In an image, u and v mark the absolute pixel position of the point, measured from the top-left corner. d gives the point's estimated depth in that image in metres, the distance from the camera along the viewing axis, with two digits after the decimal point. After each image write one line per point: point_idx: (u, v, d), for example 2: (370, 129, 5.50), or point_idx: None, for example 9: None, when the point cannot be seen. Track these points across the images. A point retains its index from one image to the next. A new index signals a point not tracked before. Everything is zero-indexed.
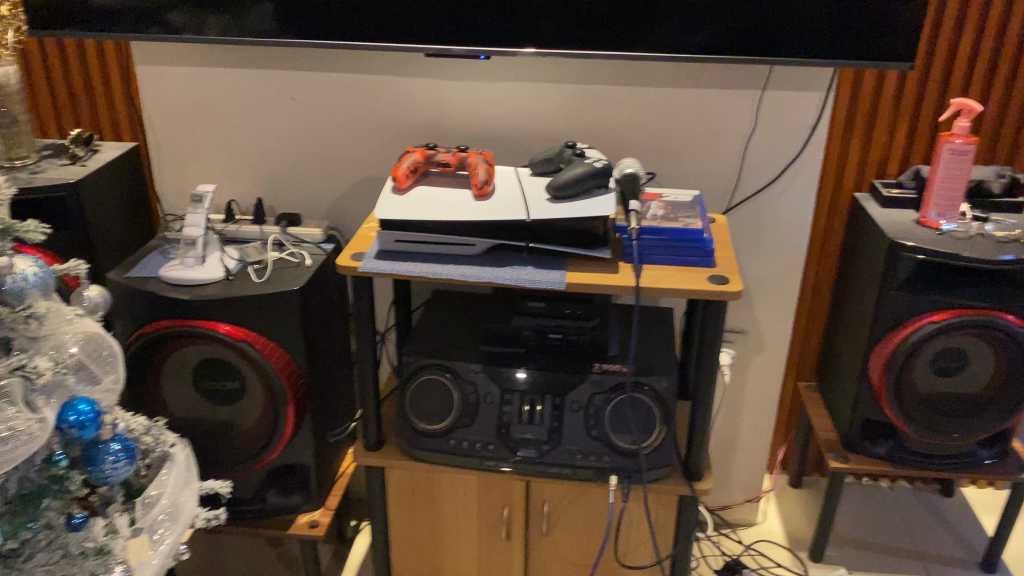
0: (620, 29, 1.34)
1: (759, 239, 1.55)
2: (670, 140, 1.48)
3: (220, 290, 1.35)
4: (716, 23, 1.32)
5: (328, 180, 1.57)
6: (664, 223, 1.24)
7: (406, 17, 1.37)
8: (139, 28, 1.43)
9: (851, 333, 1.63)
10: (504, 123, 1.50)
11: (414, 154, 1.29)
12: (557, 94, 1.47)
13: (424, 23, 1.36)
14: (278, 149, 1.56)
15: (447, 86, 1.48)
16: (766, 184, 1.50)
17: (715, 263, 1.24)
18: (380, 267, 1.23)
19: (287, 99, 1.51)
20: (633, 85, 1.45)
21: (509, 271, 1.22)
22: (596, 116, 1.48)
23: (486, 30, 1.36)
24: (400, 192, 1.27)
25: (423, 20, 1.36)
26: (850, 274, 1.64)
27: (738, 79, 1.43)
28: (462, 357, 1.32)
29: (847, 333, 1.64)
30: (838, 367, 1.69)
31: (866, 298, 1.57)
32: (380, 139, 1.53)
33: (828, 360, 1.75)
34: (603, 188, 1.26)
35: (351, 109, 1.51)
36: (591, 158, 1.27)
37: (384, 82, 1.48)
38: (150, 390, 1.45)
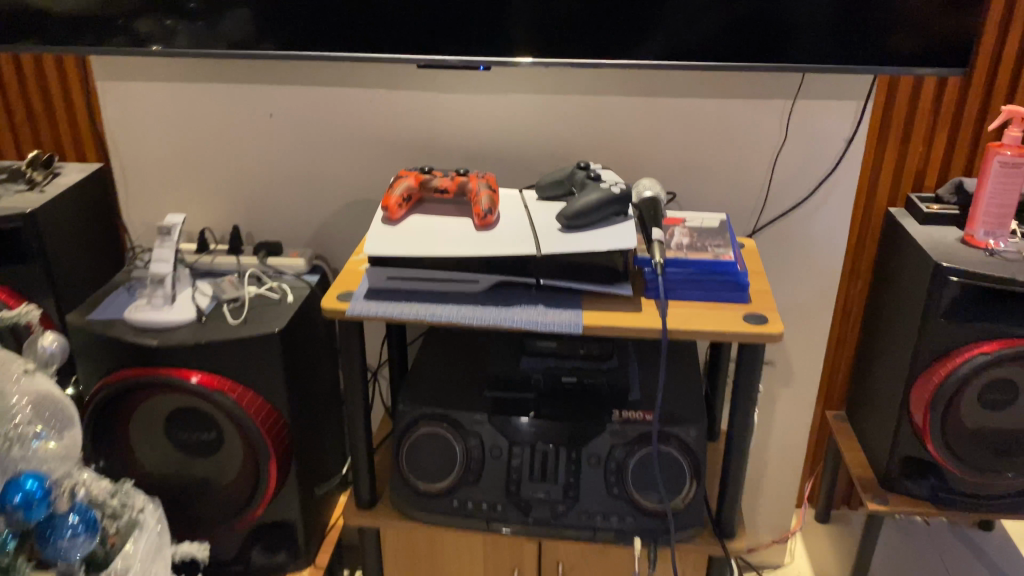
0: (609, 34, 1.20)
1: (790, 262, 1.41)
2: (691, 154, 1.34)
3: (192, 335, 1.20)
4: (747, 25, 1.17)
5: (314, 204, 1.43)
6: (692, 254, 1.10)
7: (399, 25, 1.22)
8: (99, 39, 1.27)
9: (889, 362, 1.49)
10: (507, 140, 1.35)
11: (407, 179, 1.14)
12: (565, 107, 1.32)
13: (418, 30, 1.22)
14: (258, 171, 1.41)
15: (444, 99, 1.33)
16: (797, 202, 1.36)
17: (751, 298, 1.10)
18: (371, 310, 1.08)
19: (267, 116, 1.36)
20: (651, 96, 1.30)
21: (517, 313, 1.07)
22: (609, 131, 1.34)
23: (486, 37, 1.21)
24: (393, 222, 1.13)
25: (416, 28, 1.22)
26: (886, 298, 1.51)
27: (767, 88, 1.28)
28: (465, 405, 1.18)
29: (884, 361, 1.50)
30: (872, 397, 1.56)
31: (906, 325, 1.43)
32: (370, 158, 1.38)
33: (860, 390, 1.61)
34: (622, 215, 1.12)
35: (337, 126, 1.36)
36: (607, 181, 1.13)
37: (373, 96, 1.34)
38: (118, 445, 1.29)
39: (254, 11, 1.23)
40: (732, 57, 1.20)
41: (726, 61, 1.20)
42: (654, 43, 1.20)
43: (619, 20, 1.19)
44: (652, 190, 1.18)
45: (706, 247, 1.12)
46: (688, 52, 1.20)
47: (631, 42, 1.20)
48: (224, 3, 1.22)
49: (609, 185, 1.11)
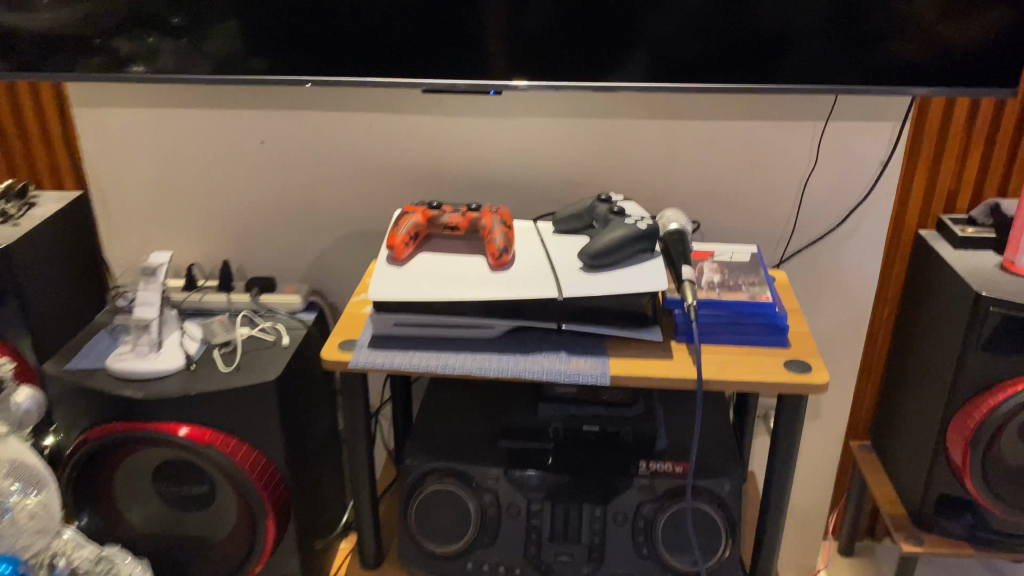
0: (604, 52, 1.10)
1: (819, 291, 1.33)
2: (714, 179, 1.25)
3: (181, 386, 1.11)
4: (778, 46, 1.09)
5: (310, 236, 1.33)
6: (726, 294, 1.01)
7: (401, 44, 1.12)
8: (76, 64, 1.17)
9: (921, 397, 1.41)
10: (518, 167, 1.26)
11: (414, 215, 1.05)
12: (579, 131, 1.23)
13: (422, 51, 1.12)
14: (249, 201, 1.31)
15: (450, 124, 1.24)
16: (828, 230, 1.28)
17: (790, 341, 1.02)
18: (376, 361, 0.99)
19: (258, 143, 1.27)
20: (671, 118, 1.22)
21: (537, 362, 0.98)
22: (626, 155, 1.25)
23: (495, 59, 1.12)
24: (399, 263, 1.03)
25: (420, 48, 1.12)
26: (916, 327, 1.43)
27: (797, 109, 1.20)
28: (478, 460, 1.09)
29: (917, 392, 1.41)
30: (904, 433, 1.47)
31: (940, 357, 1.35)
32: (370, 187, 1.29)
33: (887, 421, 1.53)
34: (648, 252, 1.03)
35: (334, 153, 1.27)
36: (631, 215, 1.04)
37: (372, 121, 1.24)
38: (103, 500, 1.20)
39: (242, 32, 1.13)
40: (761, 79, 1.11)
41: (754, 82, 1.11)
42: (641, 54, 1.10)
43: (623, 37, 1.09)
44: (679, 223, 1.10)
45: (739, 285, 1.03)
46: (709, 72, 1.11)
47: (620, 57, 1.11)
48: (210, 21, 1.13)
49: (634, 220, 1.02)
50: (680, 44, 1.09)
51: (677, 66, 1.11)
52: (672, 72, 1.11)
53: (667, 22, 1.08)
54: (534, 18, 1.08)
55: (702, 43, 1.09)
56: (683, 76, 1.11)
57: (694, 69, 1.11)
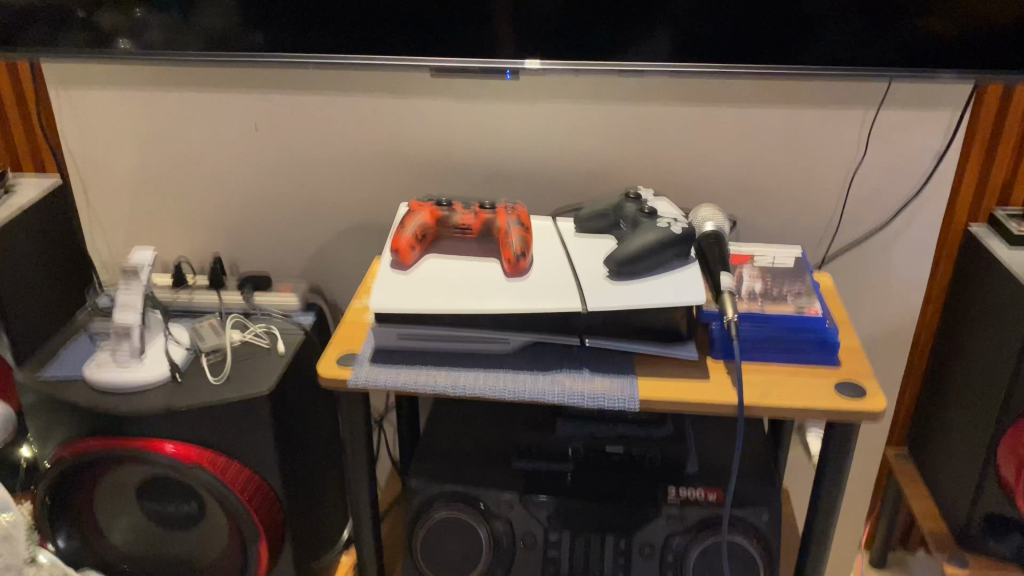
0: (622, 33, 0.99)
1: (861, 293, 1.23)
2: (752, 172, 1.14)
3: (166, 400, 1.01)
4: (835, 27, 0.96)
5: (308, 230, 1.22)
6: (770, 306, 0.90)
7: (410, 21, 1.01)
8: (50, 42, 1.06)
9: (955, 403, 1.25)
10: (536, 157, 1.15)
11: (421, 214, 0.94)
12: (604, 118, 1.12)
13: (432, 29, 1.01)
14: (243, 193, 1.20)
15: (461, 109, 1.12)
16: (874, 228, 1.17)
17: (840, 360, 0.91)
18: (377, 379, 0.88)
19: (252, 128, 1.16)
20: (706, 105, 1.10)
21: (557, 382, 0.88)
22: (655, 145, 1.13)
23: (512, 39, 1.00)
24: (404, 268, 0.92)
25: (430, 25, 1.00)
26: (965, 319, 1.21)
27: (846, 95, 1.08)
28: (490, 484, 0.99)
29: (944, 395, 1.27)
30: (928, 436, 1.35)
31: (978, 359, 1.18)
32: (374, 178, 1.18)
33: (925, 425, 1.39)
34: (683, 258, 0.92)
35: (334, 140, 1.16)
36: (663, 217, 0.93)
37: (376, 105, 1.13)
38: (83, 517, 1.10)
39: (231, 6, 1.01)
40: (811, 62, 0.99)
41: (803, 66, 0.99)
42: (661, 32, 0.98)
43: (649, 13, 0.97)
44: (715, 224, 0.99)
45: (784, 296, 0.92)
46: (745, 55, 0.99)
47: (639, 37, 0.99)
48: None
49: (667, 222, 0.91)
50: (710, 22, 0.97)
51: (697, 43, 0.99)
52: (695, 53, 0.99)
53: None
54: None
55: (736, 20, 0.97)
56: (708, 57, 0.99)
57: (723, 48, 0.99)
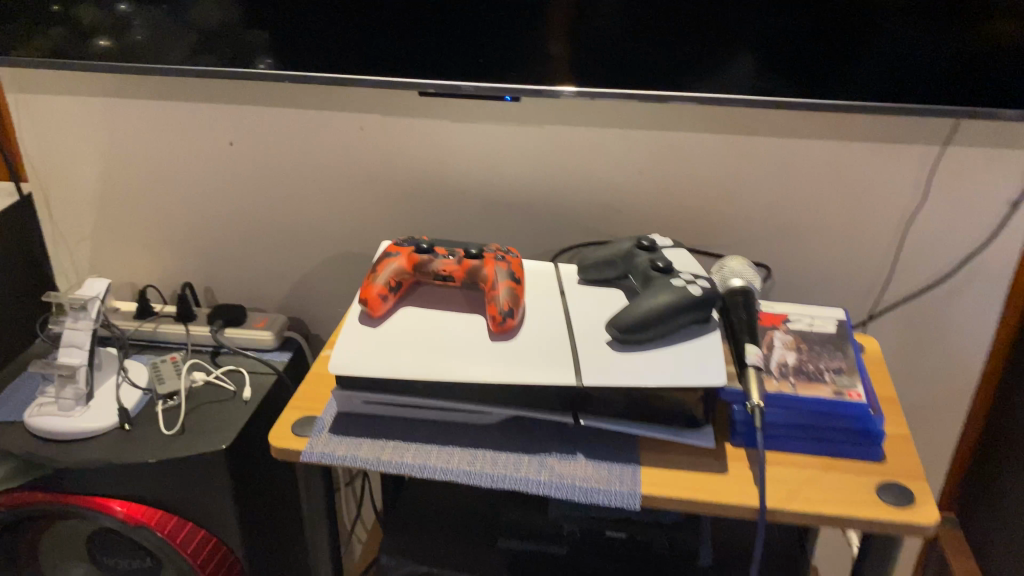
0: (683, 58, 0.84)
1: (914, 351, 1.07)
2: (790, 211, 1.00)
3: (111, 453, 0.89)
4: (937, 55, 0.81)
5: (288, 257, 1.10)
6: (803, 386, 0.76)
7: (400, 36, 0.87)
8: (14, 45, 0.94)
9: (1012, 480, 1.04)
10: (543, 186, 1.01)
11: (396, 259, 0.81)
12: (622, 147, 0.97)
13: (425, 45, 0.87)
14: (219, 214, 1.08)
15: (461, 130, 0.99)
16: (932, 281, 1.02)
17: (883, 454, 0.76)
18: (334, 454, 0.75)
19: (226, 145, 1.03)
20: (740, 135, 0.95)
21: (544, 467, 0.74)
22: (679, 179, 0.99)
23: (562, 60, 0.86)
24: (374, 321, 0.79)
25: (423, 41, 0.87)
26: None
27: (904, 130, 0.93)
28: (469, 565, 0.86)
29: (981, 462, 1.12)
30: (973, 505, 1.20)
31: None
32: (363, 203, 1.05)
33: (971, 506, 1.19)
34: (702, 325, 0.78)
35: (319, 160, 1.03)
36: (679, 272, 0.79)
37: (364, 124, 1.00)
38: (27, 567, 1.00)
39: (233, 6, 0.87)
40: (906, 96, 0.84)
41: (902, 101, 0.84)
42: (744, 61, 0.84)
43: (710, 34, 0.82)
44: (742, 279, 0.85)
45: (819, 374, 0.78)
46: (833, 85, 0.84)
47: (713, 66, 0.84)
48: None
49: (683, 279, 0.77)
50: (792, 44, 0.82)
51: (784, 68, 0.84)
52: (782, 79, 0.84)
53: (759, 17, 0.80)
54: (592, 7, 0.82)
55: (832, 47, 0.82)
56: (799, 87, 0.85)
57: (807, 77, 0.84)
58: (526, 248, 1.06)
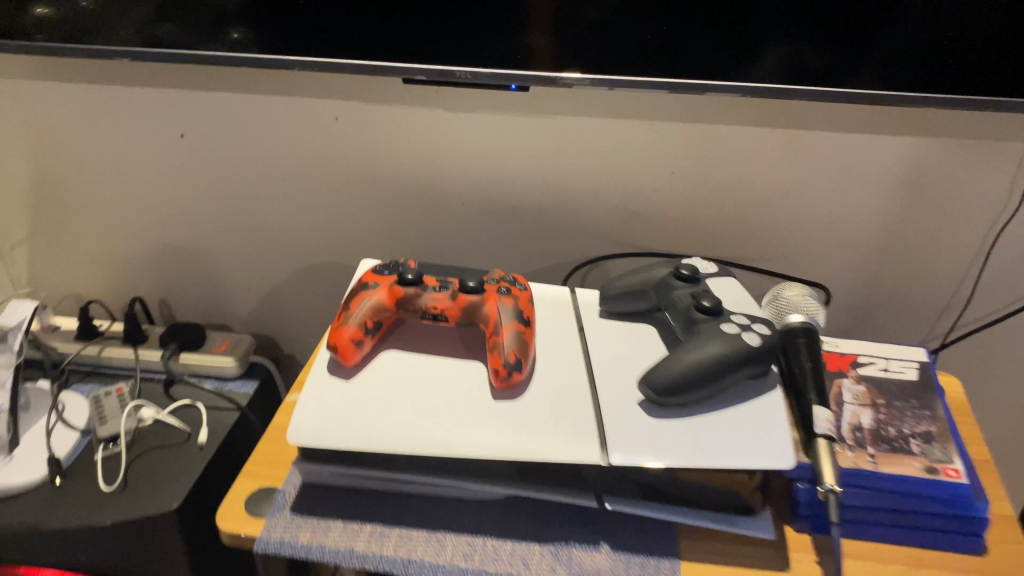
0: (743, 42, 0.67)
1: (987, 380, 0.92)
2: (851, 219, 0.83)
3: (38, 516, 0.73)
4: None
5: (257, 265, 0.95)
6: (885, 459, 0.61)
7: (381, 14, 0.68)
8: None
9: None
10: (555, 189, 0.85)
11: (373, 294, 0.65)
12: (652, 143, 0.80)
13: (412, 23, 0.69)
14: (174, 216, 0.92)
15: (457, 121, 0.81)
16: (1017, 302, 0.86)
17: (984, 544, 0.60)
18: (293, 542, 0.60)
19: (175, 138, 0.86)
20: (796, 130, 0.78)
21: (559, 563, 0.59)
22: (719, 181, 0.82)
23: (552, 48, 0.68)
24: (346, 372, 0.64)
25: (410, 19, 0.68)
26: None
27: (1000, 126, 0.76)
28: None
29: None
30: None
31: None
32: (342, 206, 0.89)
33: None
34: (759, 384, 0.62)
35: (288, 156, 0.86)
36: (731, 313, 0.63)
37: (340, 113, 0.82)
38: None
39: None
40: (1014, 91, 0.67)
41: (974, 96, 0.67)
42: (772, 55, 0.67)
43: (737, 17, 0.65)
44: (803, 315, 0.69)
45: (903, 441, 0.63)
46: (890, 81, 0.67)
47: (741, 60, 0.68)
48: None
49: (736, 324, 0.61)
50: (831, 31, 0.65)
51: (823, 57, 0.67)
52: (812, 74, 0.67)
53: None
54: None
55: (881, 34, 0.65)
56: (835, 75, 0.67)
57: (855, 68, 0.67)
58: (534, 259, 0.90)
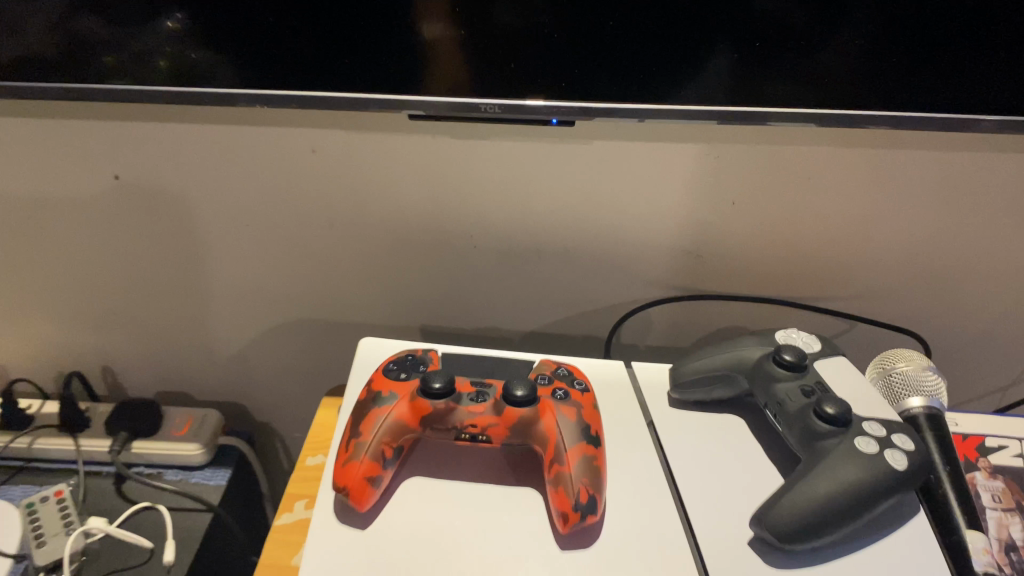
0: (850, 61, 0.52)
1: None
2: (942, 252, 0.70)
3: None
4: None
5: (227, 320, 0.78)
6: None
7: (376, 35, 0.51)
8: None
9: None
10: (591, 229, 0.69)
11: (391, 410, 0.50)
12: (712, 173, 0.65)
13: (417, 46, 0.51)
14: (117, 270, 0.74)
15: (470, 154, 0.65)
16: None
17: None
18: None
19: (109, 182, 0.68)
20: (888, 156, 0.64)
21: None
22: (789, 214, 0.68)
23: (462, 50, 0.51)
24: (357, 518, 0.48)
25: (414, 41, 0.51)
26: None
27: None
28: None
29: None
30: None
31: None
32: (328, 254, 0.72)
33: None
34: (899, 512, 0.48)
35: (256, 199, 0.69)
36: (858, 419, 0.49)
37: (317, 145, 0.65)
38: None
39: None
40: None
41: None
42: (758, 64, 0.52)
43: (758, 33, 0.50)
44: (923, 396, 0.56)
45: None
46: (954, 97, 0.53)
47: (735, 82, 0.53)
48: None
49: (871, 438, 0.48)
50: (898, 50, 0.51)
51: (839, 72, 0.53)
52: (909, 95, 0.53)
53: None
54: None
55: (837, 23, 0.50)
56: (849, 99, 0.54)
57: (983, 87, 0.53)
58: (564, 308, 0.75)
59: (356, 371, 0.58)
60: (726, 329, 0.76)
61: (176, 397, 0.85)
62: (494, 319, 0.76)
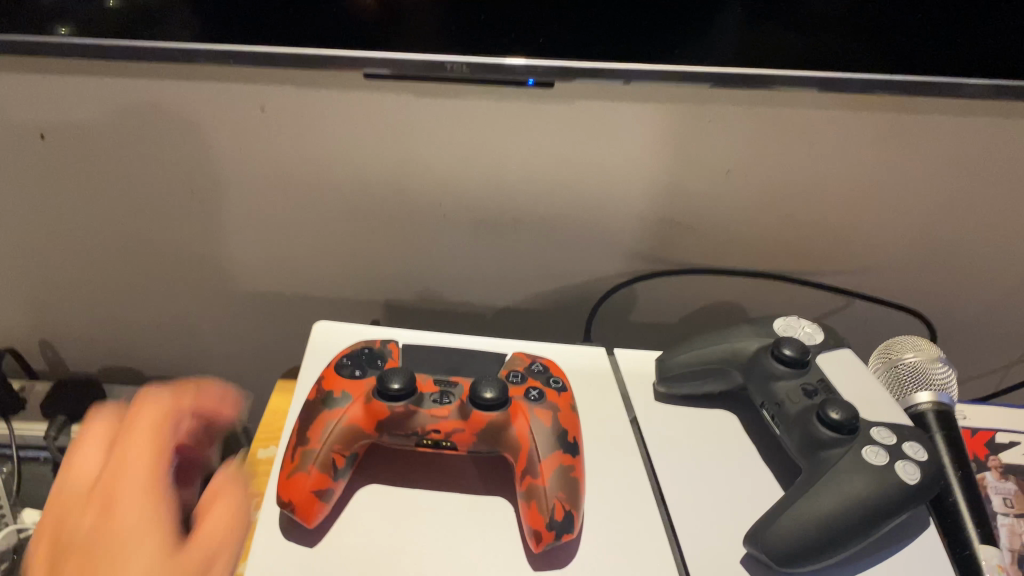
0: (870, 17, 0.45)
1: None
2: (949, 227, 0.65)
3: None
4: None
5: (177, 291, 0.72)
6: None
7: None
8: None
9: None
10: (573, 199, 0.63)
11: (342, 414, 0.44)
12: (705, 139, 0.59)
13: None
14: (50, 237, 0.68)
15: (440, 116, 0.58)
16: None
17: None
18: None
19: (33, 142, 0.60)
20: (898, 123, 0.58)
21: None
22: (787, 184, 0.62)
23: None
24: (301, 537, 0.42)
25: None
26: None
27: None
28: None
29: None
30: None
31: None
32: (283, 223, 0.66)
33: None
34: (908, 527, 0.44)
35: (200, 162, 0.62)
36: (865, 425, 0.45)
37: (266, 102, 0.58)
38: None
39: None
40: None
41: None
42: (766, 19, 0.45)
43: None
44: (931, 390, 0.51)
45: None
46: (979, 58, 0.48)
47: (737, 38, 0.47)
48: None
49: (881, 447, 0.43)
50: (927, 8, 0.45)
51: (857, 28, 0.46)
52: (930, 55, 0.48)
53: None
54: None
55: None
56: (866, 60, 0.48)
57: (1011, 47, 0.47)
58: (540, 281, 0.69)
59: (310, 358, 0.53)
60: (717, 305, 0.71)
61: (123, 370, 0.79)
62: (465, 293, 0.71)
